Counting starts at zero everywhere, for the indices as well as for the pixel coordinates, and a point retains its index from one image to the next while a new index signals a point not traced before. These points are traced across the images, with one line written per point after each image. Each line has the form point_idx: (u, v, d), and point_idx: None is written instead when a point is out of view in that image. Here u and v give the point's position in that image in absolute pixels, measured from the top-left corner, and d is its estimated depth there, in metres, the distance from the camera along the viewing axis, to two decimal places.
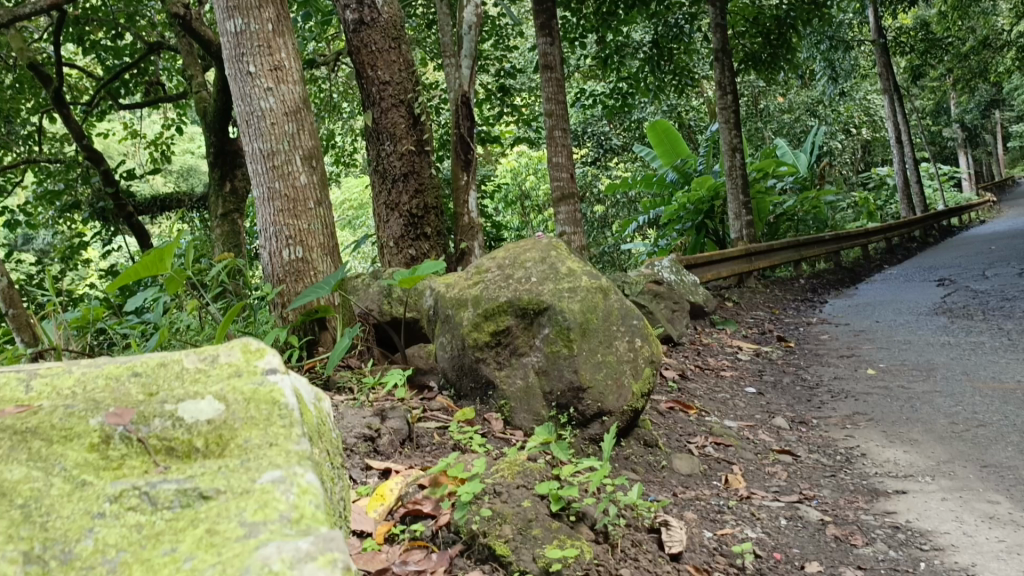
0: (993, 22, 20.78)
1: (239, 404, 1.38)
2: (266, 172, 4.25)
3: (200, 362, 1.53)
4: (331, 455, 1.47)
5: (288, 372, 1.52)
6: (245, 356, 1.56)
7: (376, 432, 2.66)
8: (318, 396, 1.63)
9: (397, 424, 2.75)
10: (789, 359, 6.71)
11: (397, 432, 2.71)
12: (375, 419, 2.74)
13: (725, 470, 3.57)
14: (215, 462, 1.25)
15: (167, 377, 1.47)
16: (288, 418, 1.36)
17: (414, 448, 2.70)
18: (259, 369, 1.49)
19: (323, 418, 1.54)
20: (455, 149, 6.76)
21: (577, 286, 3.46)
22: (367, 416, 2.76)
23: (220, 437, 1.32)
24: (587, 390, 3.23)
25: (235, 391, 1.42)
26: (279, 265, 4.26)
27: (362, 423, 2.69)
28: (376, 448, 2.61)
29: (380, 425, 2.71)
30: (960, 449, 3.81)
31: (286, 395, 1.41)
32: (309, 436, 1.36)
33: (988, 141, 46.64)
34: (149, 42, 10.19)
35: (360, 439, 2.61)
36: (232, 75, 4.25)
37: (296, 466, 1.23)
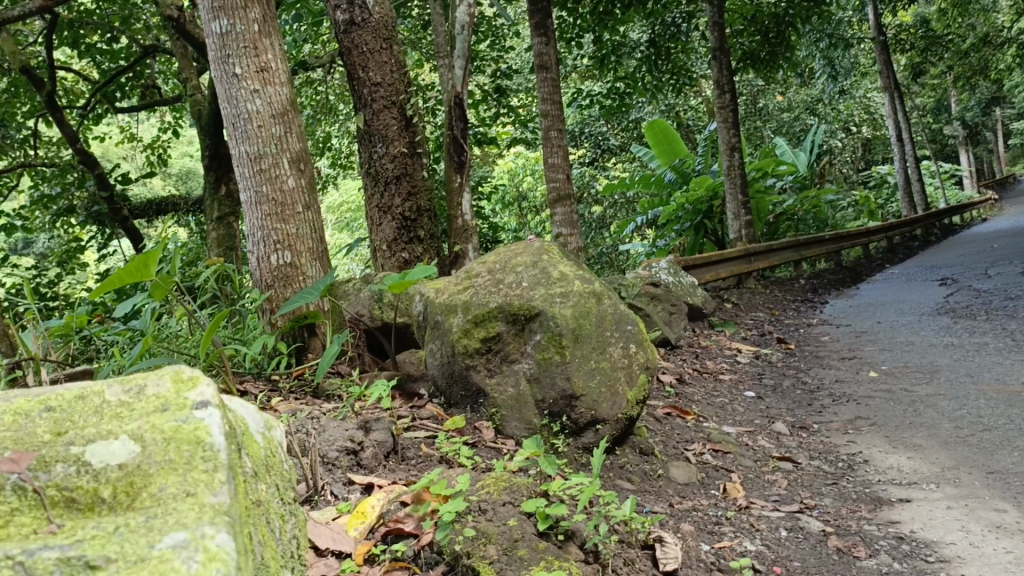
0: (993, 19, 20.68)
1: (156, 446, 1.21)
2: (252, 175, 4.16)
3: (125, 394, 1.34)
4: (280, 490, 1.42)
5: (225, 405, 1.34)
6: (176, 387, 1.35)
7: (359, 445, 2.58)
8: (270, 420, 1.54)
9: (381, 435, 2.65)
10: (789, 362, 6.62)
11: (382, 444, 2.62)
12: (358, 431, 2.66)
13: (723, 478, 3.48)
14: (119, 518, 1.09)
15: (83, 413, 1.30)
16: (212, 462, 1.19)
17: (398, 461, 2.61)
18: (188, 402, 1.30)
19: (270, 447, 1.43)
20: (448, 151, 6.68)
21: (570, 290, 3.36)
22: (349, 428, 2.67)
23: (131, 485, 1.16)
24: (580, 398, 3.15)
25: (154, 430, 1.23)
26: (267, 270, 4.16)
27: (344, 436, 2.61)
28: (359, 462, 2.54)
29: (363, 437, 2.62)
30: (965, 455, 3.72)
31: (212, 434, 1.23)
32: (235, 483, 1.19)
33: (989, 139, 46.52)
34: (143, 45, 10.11)
35: (343, 453, 2.54)
36: (218, 77, 4.17)
37: (206, 525, 1.06)
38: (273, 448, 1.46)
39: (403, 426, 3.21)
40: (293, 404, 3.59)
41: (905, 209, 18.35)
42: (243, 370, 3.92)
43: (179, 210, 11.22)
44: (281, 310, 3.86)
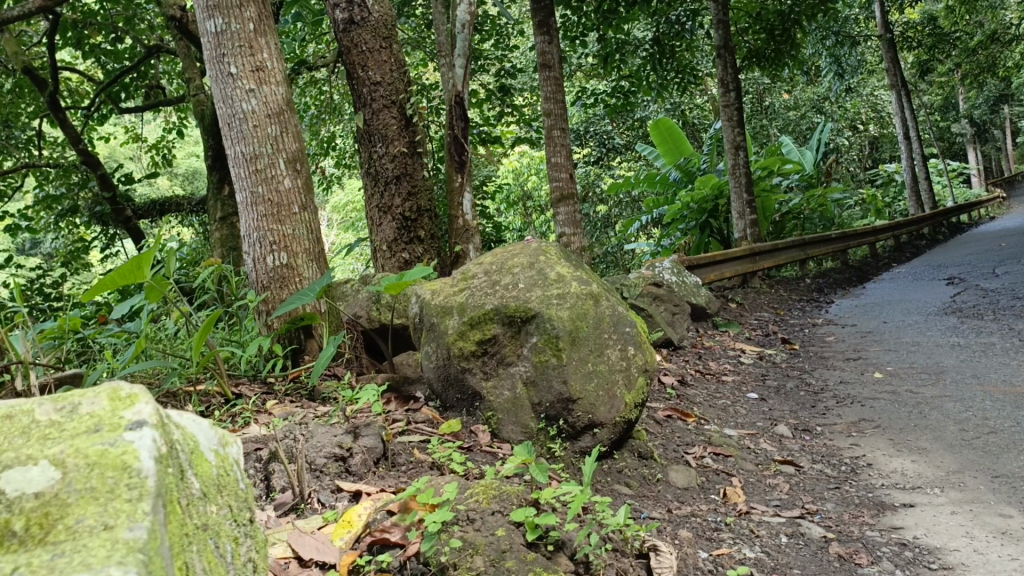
0: (1001, 16, 20.55)
1: (78, 472, 1.11)
2: (248, 176, 4.12)
3: (56, 412, 1.26)
4: (233, 510, 1.39)
5: (163, 425, 1.25)
6: (113, 404, 1.27)
7: (347, 452, 2.54)
8: (227, 438, 1.51)
9: (370, 441, 2.62)
10: (793, 362, 6.57)
11: (371, 450, 2.59)
12: (347, 437, 2.62)
13: (723, 482, 3.43)
14: (22, 556, 0.98)
15: (9, 434, 1.22)
16: (138, 490, 1.08)
17: (389, 467, 2.57)
18: (123, 421, 1.21)
19: (223, 465, 1.42)
20: (449, 150, 6.64)
21: (567, 292, 3.32)
22: (339, 434, 2.63)
23: (46, 516, 1.05)
24: (577, 402, 3.11)
25: (77, 455, 1.14)
26: (263, 272, 4.13)
27: (333, 442, 2.57)
28: (347, 468, 2.50)
29: (352, 443, 2.58)
30: (970, 458, 3.66)
31: (141, 459, 1.13)
32: (163, 511, 1.09)
33: (997, 137, 46.32)
34: (146, 45, 10.09)
35: (330, 459, 2.51)
36: (213, 76, 4.13)
37: (116, 567, 0.95)
38: (226, 465, 1.44)
39: (397, 431, 3.15)
40: (288, 407, 3.56)
41: (912, 207, 18.24)
42: (238, 372, 3.89)
43: (183, 210, 11.21)
44: (277, 311, 3.82)
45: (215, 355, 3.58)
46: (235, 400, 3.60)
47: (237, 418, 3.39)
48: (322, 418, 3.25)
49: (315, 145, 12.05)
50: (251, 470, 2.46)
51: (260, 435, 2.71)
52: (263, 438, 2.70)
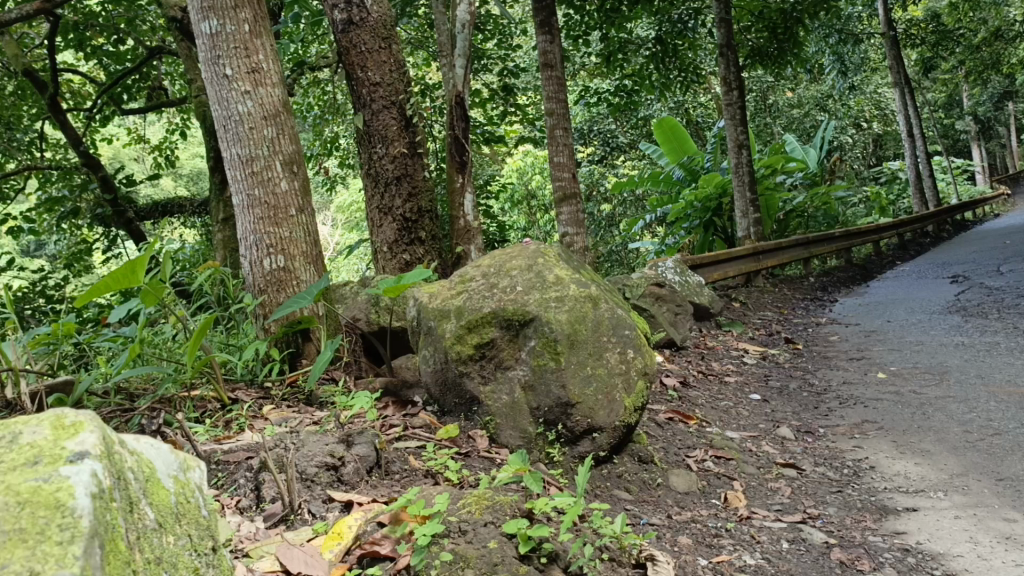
0: (1005, 12, 20.44)
1: (9, 510, 1.11)
2: (244, 179, 4.09)
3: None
4: (192, 537, 1.44)
5: (105, 454, 1.27)
6: (55, 433, 1.28)
7: (340, 460, 2.51)
8: (185, 461, 1.59)
9: (364, 450, 2.59)
10: (796, 363, 6.52)
11: (364, 459, 2.56)
12: (339, 445, 2.58)
13: (724, 486, 3.39)
14: None
15: None
16: (70, 530, 1.08)
17: (382, 475, 2.54)
18: (64, 453, 1.22)
19: (182, 490, 1.47)
20: (450, 150, 6.60)
21: (565, 294, 3.28)
22: (330, 442, 2.60)
23: None
24: (576, 406, 3.07)
25: (9, 491, 1.14)
26: (260, 275, 4.10)
27: (324, 451, 2.54)
28: (339, 477, 2.47)
29: (344, 451, 2.55)
30: (973, 461, 3.62)
31: (78, 495, 1.14)
32: (102, 549, 1.12)
33: (1002, 133, 46.12)
34: (148, 47, 10.07)
35: (322, 469, 2.47)
36: (208, 78, 4.10)
37: None
38: (186, 491, 1.50)
39: (394, 437, 3.12)
40: (284, 412, 3.54)
41: (917, 205, 18.16)
42: (236, 377, 3.87)
43: (185, 211, 11.18)
44: (274, 315, 3.79)
45: (210, 359, 3.57)
46: (231, 405, 3.59)
47: (232, 425, 3.36)
48: (318, 424, 3.22)
49: (318, 146, 12.01)
50: (242, 480, 2.43)
51: (253, 444, 2.68)
52: (254, 447, 2.67)
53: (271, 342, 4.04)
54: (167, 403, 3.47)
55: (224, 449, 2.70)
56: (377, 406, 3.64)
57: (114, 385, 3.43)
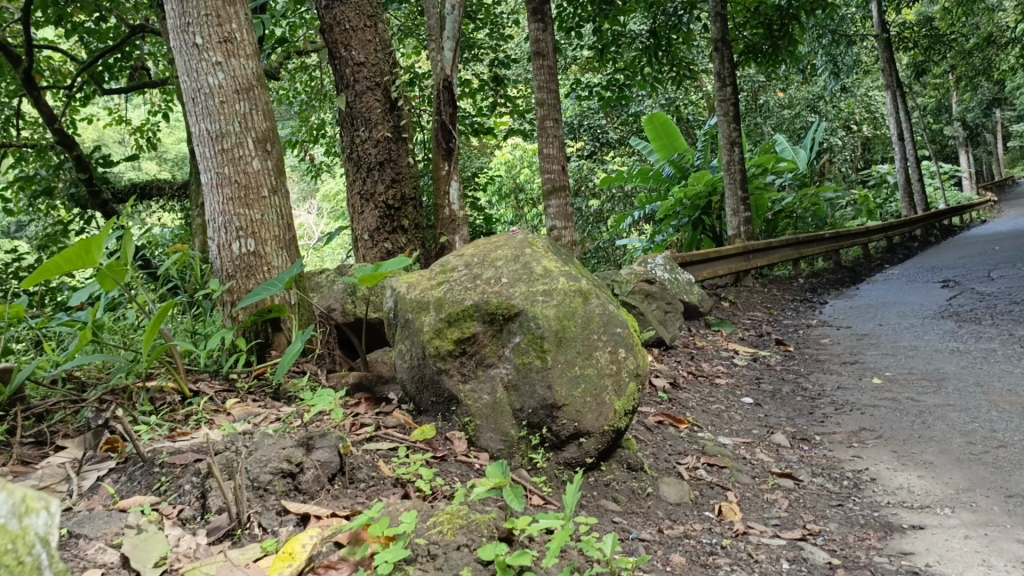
0: (997, 19, 20.37)
1: None
2: (213, 156, 3.83)
3: None
4: None
5: None
6: None
7: (297, 467, 2.27)
8: (27, 503, 1.47)
9: (325, 455, 2.35)
10: (788, 366, 6.32)
11: (325, 465, 2.32)
12: (297, 450, 2.34)
13: (717, 497, 3.17)
14: None
15: None
16: None
17: (346, 484, 2.31)
18: None
19: (13, 544, 1.36)
20: (436, 136, 6.34)
21: (553, 288, 3.05)
22: (288, 446, 2.35)
23: None
24: (562, 409, 2.85)
25: None
26: (228, 259, 3.85)
27: (280, 454, 2.29)
28: (296, 486, 2.23)
29: (303, 456, 2.31)
30: (980, 475, 3.41)
31: None
32: None
33: (988, 141, 46.31)
34: (127, 24, 9.74)
35: (277, 476, 2.22)
36: (176, 47, 3.83)
37: None
38: (21, 545, 1.38)
39: (365, 438, 2.86)
40: (249, 407, 3.31)
41: (905, 208, 18.06)
42: (198, 368, 3.63)
43: (164, 194, 10.81)
44: (240, 303, 3.54)
45: (169, 348, 3.33)
46: (192, 398, 3.36)
47: (192, 419, 3.13)
48: (282, 422, 2.98)
49: (302, 132, 11.70)
50: (187, 486, 2.18)
51: (205, 444, 2.44)
52: (204, 449, 2.42)
53: (238, 331, 3.79)
54: (120, 395, 3.23)
55: (172, 451, 2.45)
56: (347, 404, 3.39)
57: (61, 373, 3.19)
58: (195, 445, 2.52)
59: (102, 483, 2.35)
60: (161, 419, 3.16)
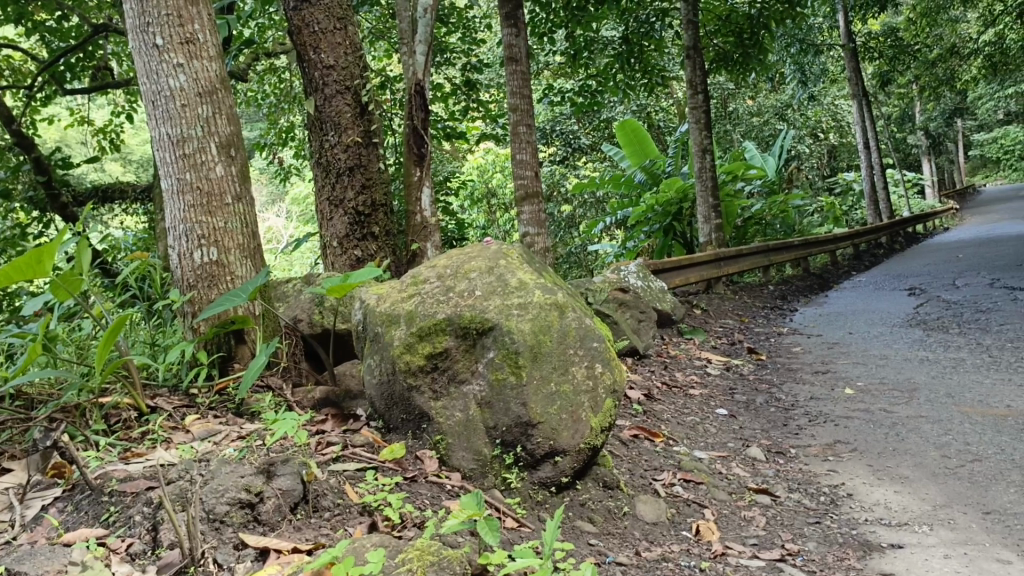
0: (961, 30, 20.69)
1: None
2: (174, 161, 3.70)
3: None
4: None
5: None
6: None
7: (257, 496, 2.17)
8: None
9: (287, 483, 2.24)
10: (761, 375, 6.30)
11: (287, 494, 2.21)
12: (257, 478, 2.23)
13: (694, 515, 3.10)
14: None
15: None
16: None
17: (309, 513, 2.21)
18: None
19: None
20: (407, 141, 6.22)
21: (528, 301, 2.96)
22: (247, 474, 2.24)
23: None
24: (537, 426, 2.77)
25: None
26: (189, 269, 3.71)
27: (238, 482, 2.18)
28: (255, 517, 2.12)
29: (264, 484, 2.21)
30: (956, 491, 3.38)
31: None
32: None
33: (951, 149, 47.17)
34: (89, 23, 9.48)
35: (235, 507, 2.11)
36: (136, 48, 3.70)
37: None
38: None
39: (331, 457, 2.74)
40: (209, 424, 3.18)
41: (872, 216, 18.25)
42: (157, 382, 3.50)
43: (127, 197, 10.55)
44: (201, 315, 3.41)
45: (124, 362, 3.20)
46: (149, 414, 3.22)
47: (148, 439, 3.00)
48: (244, 441, 2.85)
49: (271, 135, 11.50)
50: (138, 518, 2.06)
51: (158, 471, 2.31)
52: (159, 476, 2.30)
53: (199, 344, 3.65)
54: (72, 412, 3.09)
55: (124, 477, 2.33)
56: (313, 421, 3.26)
57: (8, 389, 3.04)
58: (148, 470, 2.39)
59: (47, 514, 2.22)
60: (115, 438, 3.02)
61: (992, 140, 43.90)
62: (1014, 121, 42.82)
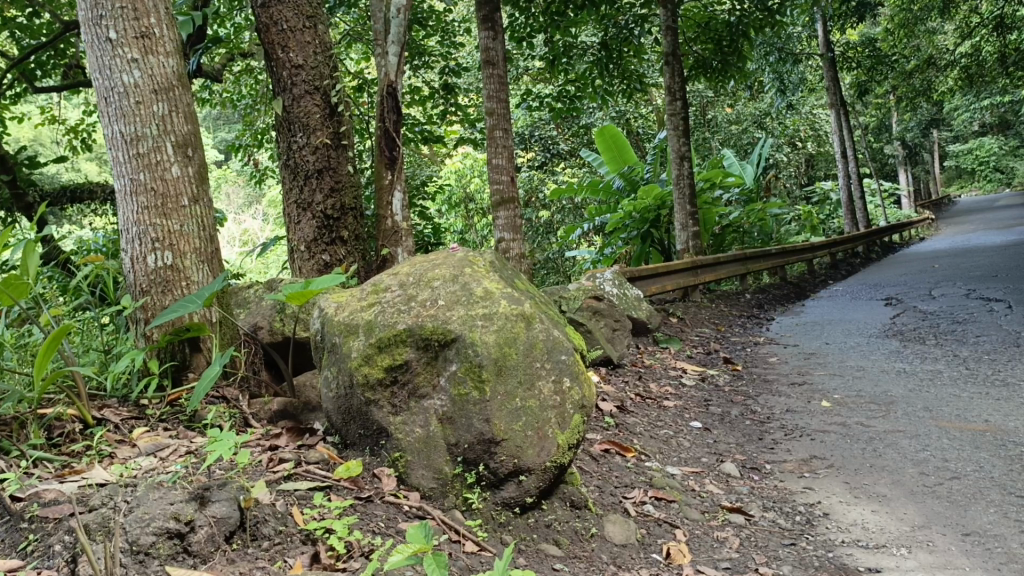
0: (937, 42, 20.83)
1: None
2: (128, 161, 3.55)
3: None
4: None
5: None
6: None
7: (187, 526, 2.05)
8: None
9: (222, 510, 2.13)
10: (737, 386, 6.20)
11: (222, 522, 2.10)
12: (189, 505, 2.11)
13: (665, 536, 2.98)
14: None
15: None
16: None
17: (245, 542, 2.10)
18: None
19: None
20: (379, 144, 6.08)
21: (493, 312, 2.82)
22: (179, 500, 2.12)
23: None
24: (501, 444, 2.63)
25: None
26: (142, 273, 3.55)
27: (167, 510, 2.06)
28: (185, 548, 2.01)
29: (195, 512, 2.10)
30: (935, 510, 3.28)
31: None
32: None
33: (926, 161, 47.77)
34: (59, 19, 9.23)
35: (164, 537, 2.00)
36: (88, 41, 3.55)
37: None
38: None
39: (282, 477, 2.59)
40: (157, 438, 3.02)
41: (848, 225, 18.30)
42: (105, 393, 3.33)
43: (97, 198, 10.21)
44: (153, 322, 3.25)
45: (68, 372, 3.02)
46: (94, 427, 3.06)
47: (89, 455, 2.83)
48: (188, 459, 2.70)
49: (246, 136, 11.27)
50: (57, 547, 1.93)
51: (85, 496, 2.18)
52: (86, 501, 2.17)
53: (150, 352, 3.48)
54: (10, 425, 2.92)
55: (49, 502, 2.19)
56: (267, 435, 3.11)
57: None
58: (78, 495, 2.25)
59: None
60: (55, 454, 2.85)
61: (966, 151, 44.41)
62: (988, 133, 43.32)
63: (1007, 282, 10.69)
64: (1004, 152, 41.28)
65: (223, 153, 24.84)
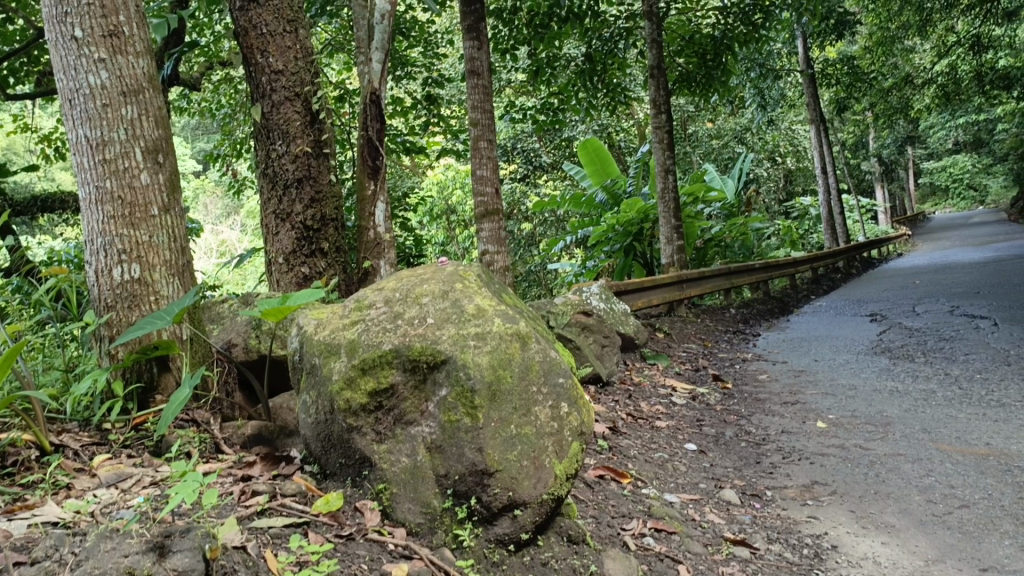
0: (915, 59, 20.94)
1: None
2: (93, 167, 3.32)
3: None
4: None
5: None
6: None
7: None
8: None
9: (184, 560, 1.91)
10: (728, 405, 6.03)
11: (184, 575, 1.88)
12: (149, 554, 1.89)
13: (668, 573, 2.80)
14: None
15: None
16: None
17: None
18: None
19: None
20: (361, 153, 5.86)
21: (487, 331, 2.63)
22: (136, 548, 1.89)
23: None
24: (494, 475, 2.42)
25: None
26: (107, 287, 3.32)
27: (120, 564, 1.82)
28: None
29: (153, 565, 1.86)
30: (948, 543, 3.11)
31: None
32: None
33: (900, 177, 48.32)
34: (32, 24, 8.88)
35: None
36: (52, 39, 3.33)
37: None
38: None
39: (254, 512, 2.39)
40: (120, 467, 2.80)
41: (829, 240, 18.29)
42: (65, 417, 3.11)
43: (68, 208, 9.80)
44: (118, 339, 3.02)
45: (22, 396, 2.79)
46: (51, 454, 2.83)
47: (43, 486, 2.60)
48: (151, 494, 2.48)
49: (225, 146, 10.97)
50: None
51: (31, 547, 1.96)
52: (32, 552, 1.94)
53: (115, 373, 3.25)
54: None
55: None
56: (239, 464, 2.90)
57: None
58: (25, 543, 2.02)
59: None
60: (7, 485, 2.62)
61: (939, 168, 44.89)
62: (961, 151, 43.89)
63: (990, 298, 10.65)
64: (976, 170, 41.68)
65: (200, 163, 24.44)
